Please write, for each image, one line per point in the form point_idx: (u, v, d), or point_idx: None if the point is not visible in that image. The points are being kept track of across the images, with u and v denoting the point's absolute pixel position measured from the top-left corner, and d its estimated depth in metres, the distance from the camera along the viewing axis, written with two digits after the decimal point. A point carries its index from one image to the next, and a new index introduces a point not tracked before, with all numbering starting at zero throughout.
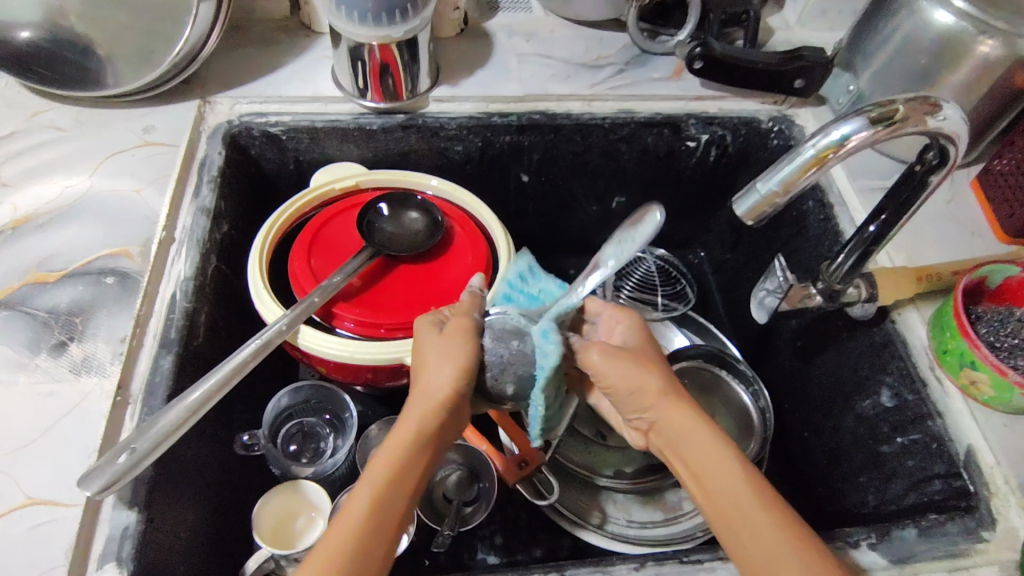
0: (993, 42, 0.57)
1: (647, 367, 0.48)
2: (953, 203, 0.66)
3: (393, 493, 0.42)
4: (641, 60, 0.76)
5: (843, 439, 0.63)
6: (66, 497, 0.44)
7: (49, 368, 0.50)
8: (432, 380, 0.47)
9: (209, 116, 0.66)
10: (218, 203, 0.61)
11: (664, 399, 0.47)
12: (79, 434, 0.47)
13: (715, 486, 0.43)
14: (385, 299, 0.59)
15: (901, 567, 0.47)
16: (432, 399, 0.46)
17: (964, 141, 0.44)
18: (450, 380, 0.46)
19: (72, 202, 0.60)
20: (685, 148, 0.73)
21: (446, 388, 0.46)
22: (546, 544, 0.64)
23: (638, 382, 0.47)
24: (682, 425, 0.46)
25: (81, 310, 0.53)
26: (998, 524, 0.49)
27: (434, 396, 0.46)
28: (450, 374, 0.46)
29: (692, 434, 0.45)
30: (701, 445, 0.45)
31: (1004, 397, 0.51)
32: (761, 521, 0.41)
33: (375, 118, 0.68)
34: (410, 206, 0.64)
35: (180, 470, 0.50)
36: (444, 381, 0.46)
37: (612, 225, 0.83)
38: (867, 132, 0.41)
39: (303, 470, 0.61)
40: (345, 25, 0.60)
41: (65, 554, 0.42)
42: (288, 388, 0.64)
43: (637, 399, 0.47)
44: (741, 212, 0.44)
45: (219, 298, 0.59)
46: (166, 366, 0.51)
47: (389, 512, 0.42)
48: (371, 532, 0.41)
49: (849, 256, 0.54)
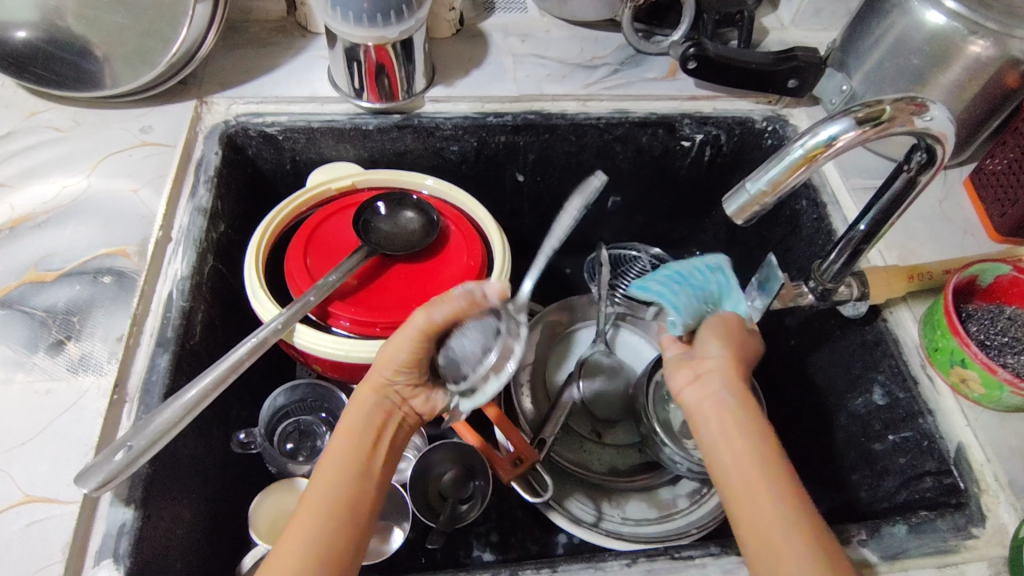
0: (984, 43, 0.57)
1: (716, 341, 0.49)
2: (945, 202, 0.66)
3: (346, 475, 0.45)
4: (635, 61, 0.76)
5: (835, 437, 0.63)
6: (62, 494, 0.45)
7: (46, 367, 0.51)
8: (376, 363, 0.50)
9: (206, 116, 0.67)
10: (215, 203, 0.62)
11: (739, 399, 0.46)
12: (77, 431, 0.48)
13: (758, 488, 0.41)
14: (379, 298, 0.60)
15: (891, 564, 0.47)
16: (375, 381, 0.50)
17: (952, 140, 0.45)
18: (393, 364, 0.49)
19: (69, 202, 0.60)
20: (679, 148, 0.74)
21: (386, 366, 0.49)
22: (541, 541, 0.65)
23: (713, 386, 0.47)
24: (735, 432, 0.44)
25: (77, 309, 0.54)
26: (988, 520, 0.49)
27: (376, 375, 0.50)
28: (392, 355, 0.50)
29: (732, 437, 0.44)
30: (751, 445, 0.43)
31: (995, 395, 0.51)
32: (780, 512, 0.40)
33: (371, 118, 0.68)
34: (406, 206, 0.65)
35: (176, 469, 0.51)
36: (389, 365, 0.49)
37: (607, 224, 0.83)
38: (854, 132, 0.41)
39: (300, 468, 0.61)
40: (341, 26, 0.61)
41: (63, 550, 0.43)
42: (284, 388, 0.64)
43: (707, 389, 0.46)
44: (731, 211, 0.45)
45: (215, 298, 0.59)
46: (163, 364, 0.51)
47: (345, 497, 0.44)
48: (332, 518, 0.42)
49: (839, 257, 0.55)
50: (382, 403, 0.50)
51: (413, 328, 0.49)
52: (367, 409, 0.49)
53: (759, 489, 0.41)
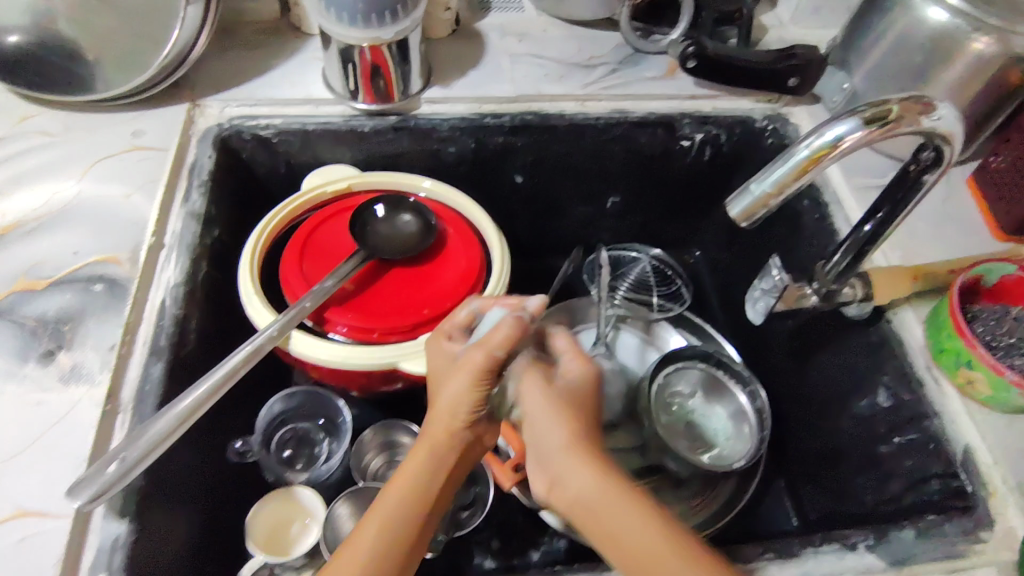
0: (988, 39, 0.56)
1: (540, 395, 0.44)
2: (949, 201, 0.66)
3: (398, 533, 0.42)
4: (634, 60, 0.75)
5: (840, 439, 0.63)
6: (55, 508, 0.44)
7: (37, 377, 0.49)
8: (440, 407, 0.45)
9: (199, 119, 0.66)
10: (209, 208, 0.61)
11: (566, 451, 0.41)
12: (69, 444, 0.46)
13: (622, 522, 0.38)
14: (377, 303, 0.59)
15: (900, 569, 0.47)
16: (444, 423, 0.45)
17: (959, 140, 0.44)
18: (461, 406, 0.44)
19: (60, 208, 0.59)
20: (679, 148, 0.73)
21: (451, 412, 0.44)
22: (543, 547, 0.64)
23: (547, 432, 0.42)
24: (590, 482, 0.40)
25: (69, 318, 0.53)
26: (997, 524, 0.48)
27: (444, 418, 0.45)
28: (456, 398, 0.44)
29: (588, 489, 0.40)
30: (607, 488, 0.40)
31: (1001, 396, 0.51)
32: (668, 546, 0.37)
33: (367, 120, 0.67)
34: (403, 209, 0.63)
35: (171, 479, 0.50)
36: (456, 406, 0.44)
37: (606, 225, 0.82)
38: (861, 132, 0.41)
39: (298, 475, 0.61)
40: (335, 27, 0.60)
41: (54, 566, 0.42)
42: (279, 395, 0.64)
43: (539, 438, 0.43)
44: (735, 213, 0.44)
45: (210, 304, 0.58)
46: (156, 373, 0.50)
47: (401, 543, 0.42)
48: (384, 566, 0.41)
49: (844, 257, 0.54)
50: (453, 445, 0.45)
51: (472, 368, 0.44)
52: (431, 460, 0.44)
53: (618, 529, 0.38)
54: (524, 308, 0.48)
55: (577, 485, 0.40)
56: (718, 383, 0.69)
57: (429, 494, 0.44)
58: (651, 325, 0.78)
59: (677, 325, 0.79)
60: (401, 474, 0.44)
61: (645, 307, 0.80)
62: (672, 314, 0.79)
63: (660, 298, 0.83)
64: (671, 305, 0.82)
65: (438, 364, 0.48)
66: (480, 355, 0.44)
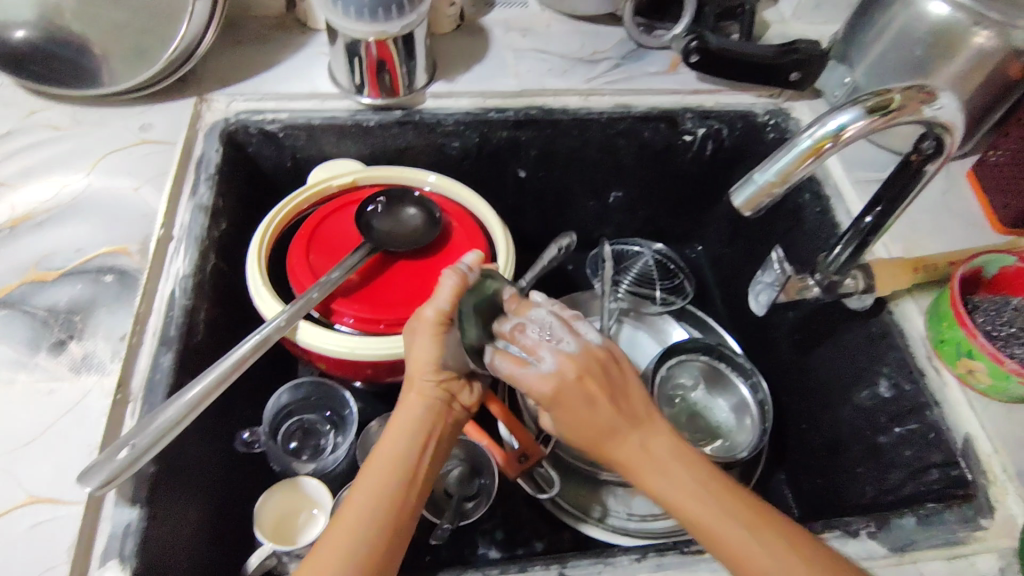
0: (988, 34, 0.57)
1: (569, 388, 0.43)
2: (949, 194, 0.66)
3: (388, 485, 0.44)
4: (637, 55, 0.76)
5: (842, 431, 0.63)
6: (68, 494, 0.44)
7: (49, 367, 0.50)
8: (412, 368, 0.48)
9: (206, 114, 0.66)
10: (216, 201, 0.61)
11: (606, 429, 0.43)
12: (81, 432, 0.47)
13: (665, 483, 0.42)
14: (383, 294, 0.59)
15: (901, 556, 0.47)
16: (414, 382, 0.48)
17: (961, 130, 0.45)
18: (428, 363, 0.48)
19: (69, 201, 0.60)
20: (682, 142, 0.73)
21: (419, 370, 0.48)
22: (547, 537, 0.64)
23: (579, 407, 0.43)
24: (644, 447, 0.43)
25: (79, 308, 0.53)
26: (997, 512, 0.49)
27: (415, 379, 0.48)
28: (423, 356, 0.48)
29: (648, 456, 0.43)
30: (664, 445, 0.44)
31: (1002, 386, 0.51)
32: (719, 508, 0.41)
33: (372, 115, 0.68)
34: (408, 202, 0.64)
35: (181, 467, 0.50)
36: (423, 367, 0.48)
37: (609, 219, 0.83)
38: (864, 122, 0.41)
39: (304, 466, 0.61)
40: (341, 22, 0.60)
41: (68, 551, 0.42)
42: (287, 386, 0.64)
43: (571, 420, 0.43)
44: (738, 203, 0.44)
45: (218, 296, 0.59)
46: (166, 363, 0.51)
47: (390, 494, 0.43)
48: (375, 516, 0.42)
49: (846, 247, 0.55)
50: (426, 401, 0.48)
51: (427, 324, 0.48)
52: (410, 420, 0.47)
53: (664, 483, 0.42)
54: (465, 265, 0.49)
55: (631, 450, 0.43)
56: (722, 375, 0.70)
57: (412, 451, 0.46)
58: (652, 319, 0.79)
59: (679, 318, 0.80)
60: (383, 444, 0.46)
61: (647, 301, 0.79)
62: (674, 307, 0.79)
63: (662, 291, 0.82)
64: (674, 298, 0.81)
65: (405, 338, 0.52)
66: (433, 314, 0.47)
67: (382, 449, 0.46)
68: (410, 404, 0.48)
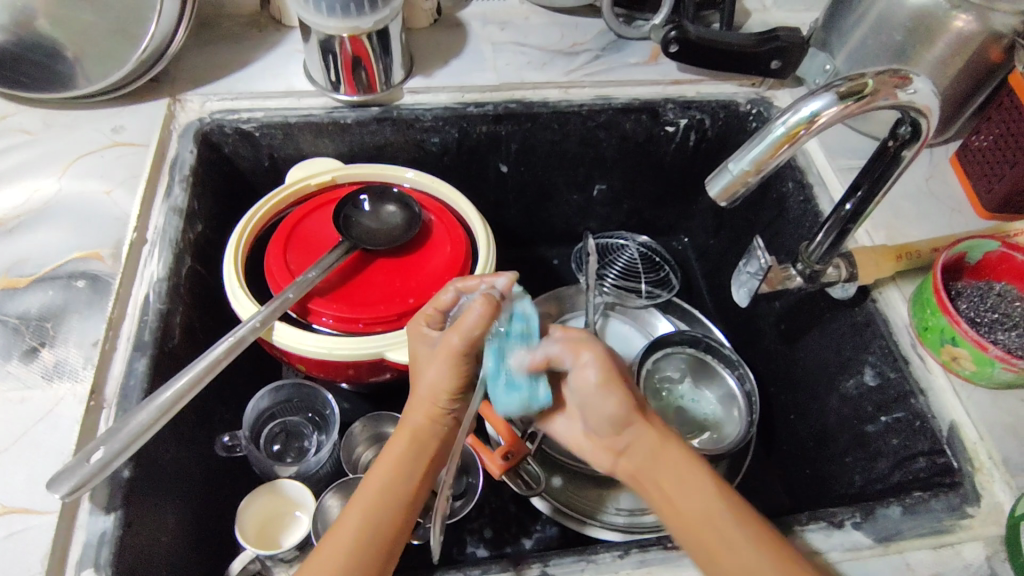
0: (967, 17, 0.57)
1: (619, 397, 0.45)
2: (933, 179, 0.66)
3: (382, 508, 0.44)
4: (617, 46, 0.75)
5: (830, 420, 0.63)
6: (40, 505, 0.44)
7: (20, 375, 0.49)
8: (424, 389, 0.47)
9: (180, 114, 0.65)
10: (191, 202, 0.60)
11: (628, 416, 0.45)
12: (53, 440, 0.46)
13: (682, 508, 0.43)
14: (362, 293, 0.59)
15: (886, 546, 0.47)
16: (423, 407, 0.48)
17: (935, 114, 0.44)
18: (442, 389, 0.47)
19: (40, 206, 0.59)
20: (664, 133, 0.73)
21: (434, 395, 0.47)
22: (536, 535, 0.64)
23: (602, 406, 0.45)
24: (654, 445, 0.45)
25: (51, 315, 0.52)
26: (983, 499, 0.49)
27: (424, 402, 0.47)
28: (440, 381, 0.47)
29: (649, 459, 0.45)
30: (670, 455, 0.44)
31: (986, 371, 0.51)
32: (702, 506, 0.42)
33: (349, 111, 0.67)
34: (388, 199, 0.64)
35: (158, 473, 0.49)
36: (436, 389, 0.47)
37: (594, 213, 0.82)
38: (838, 107, 0.41)
39: (287, 469, 0.59)
40: (314, 18, 0.60)
41: (41, 561, 0.41)
42: (267, 389, 0.62)
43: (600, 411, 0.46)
44: (714, 193, 0.44)
45: (194, 299, 0.58)
46: (140, 368, 0.50)
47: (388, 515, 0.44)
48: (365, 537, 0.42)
49: (827, 237, 0.54)
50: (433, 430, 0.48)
51: (451, 350, 0.45)
52: (410, 442, 0.47)
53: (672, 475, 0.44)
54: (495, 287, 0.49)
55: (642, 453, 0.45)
56: (707, 365, 0.69)
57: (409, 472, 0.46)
58: (638, 312, 0.79)
59: (665, 311, 0.79)
60: (383, 459, 0.47)
61: (633, 294, 0.79)
62: (661, 300, 0.79)
63: (648, 284, 0.82)
64: (660, 291, 0.81)
65: (412, 344, 0.50)
66: (457, 339, 0.45)
67: (378, 467, 0.46)
68: (415, 425, 0.47)
